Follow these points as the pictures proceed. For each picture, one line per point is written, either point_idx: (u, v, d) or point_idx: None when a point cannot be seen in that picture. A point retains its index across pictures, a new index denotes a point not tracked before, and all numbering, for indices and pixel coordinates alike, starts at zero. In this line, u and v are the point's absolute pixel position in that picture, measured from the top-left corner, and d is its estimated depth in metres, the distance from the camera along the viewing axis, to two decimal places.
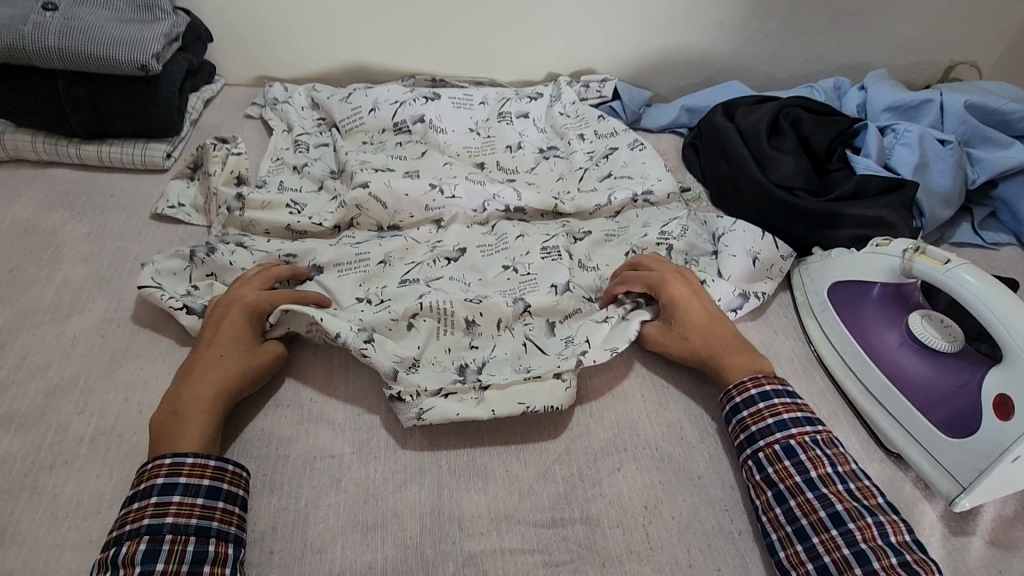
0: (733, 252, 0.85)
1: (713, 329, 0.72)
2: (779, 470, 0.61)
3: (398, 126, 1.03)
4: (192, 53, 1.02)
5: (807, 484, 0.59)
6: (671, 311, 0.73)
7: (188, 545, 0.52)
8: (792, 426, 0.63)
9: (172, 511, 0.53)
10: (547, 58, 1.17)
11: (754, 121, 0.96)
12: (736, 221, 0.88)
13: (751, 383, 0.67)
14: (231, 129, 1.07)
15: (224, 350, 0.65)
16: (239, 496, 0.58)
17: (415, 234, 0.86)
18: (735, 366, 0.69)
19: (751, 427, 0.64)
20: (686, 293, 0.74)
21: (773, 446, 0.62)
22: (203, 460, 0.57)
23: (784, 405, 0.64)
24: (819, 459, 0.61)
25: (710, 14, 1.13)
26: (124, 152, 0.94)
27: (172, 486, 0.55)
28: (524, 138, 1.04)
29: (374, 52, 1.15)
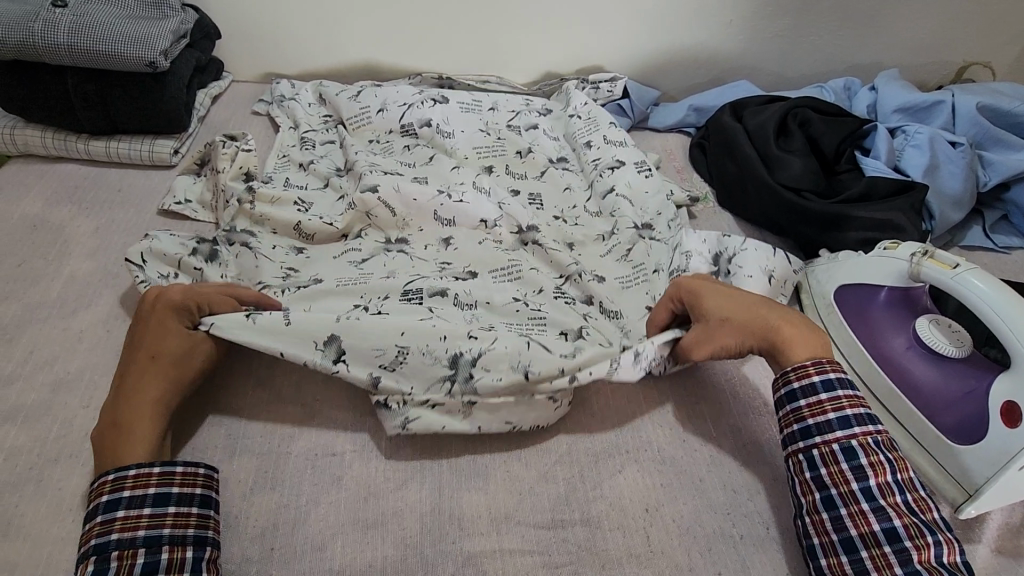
0: (748, 274, 0.81)
1: (757, 309, 0.66)
2: (832, 472, 0.58)
3: (404, 128, 1.03)
4: (200, 50, 1.03)
5: (863, 492, 0.56)
6: (704, 304, 0.68)
7: (137, 558, 0.52)
8: (855, 425, 0.59)
9: (117, 527, 0.53)
10: (555, 56, 1.17)
11: (762, 121, 0.96)
12: (749, 239, 0.84)
13: (813, 367, 0.61)
14: (239, 126, 1.08)
15: (155, 354, 0.63)
16: (196, 496, 0.57)
17: (422, 253, 0.86)
18: (800, 341, 0.64)
19: (808, 419, 0.60)
20: (709, 296, 0.68)
21: (830, 445, 0.59)
22: (147, 470, 0.56)
23: (848, 399, 0.60)
24: (879, 465, 0.57)
25: (719, 14, 1.12)
26: (132, 148, 0.95)
27: (115, 502, 0.54)
28: (534, 145, 1.04)
29: (381, 50, 1.15)
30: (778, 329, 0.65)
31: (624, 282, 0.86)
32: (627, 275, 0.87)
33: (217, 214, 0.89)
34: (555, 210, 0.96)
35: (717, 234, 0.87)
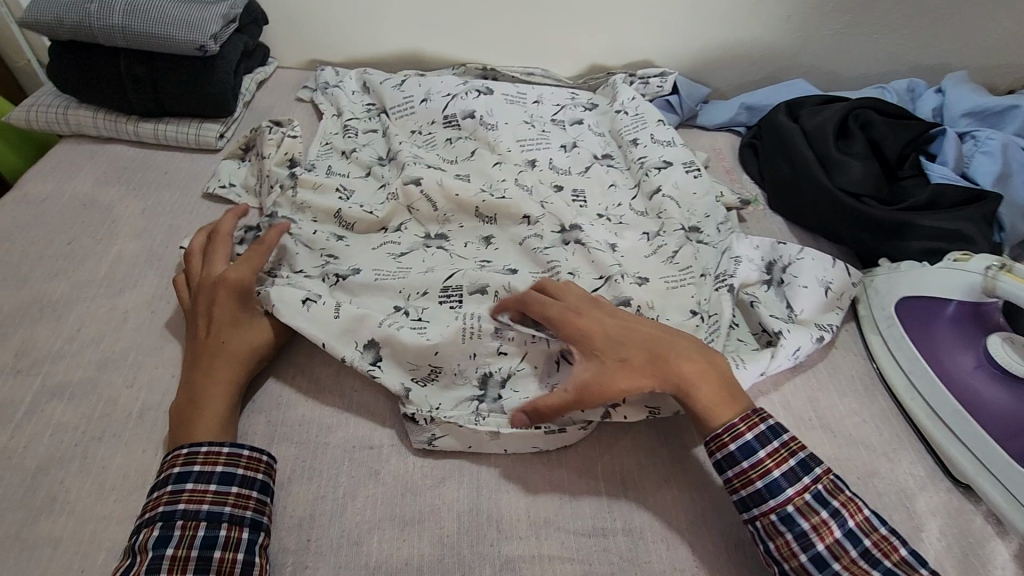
0: (804, 284, 0.78)
1: (661, 351, 0.62)
2: (779, 545, 0.54)
3: (447, 120, 1.01)
4: (247, 35, 1.03)
5: (815, 563, 0.53)
6: (597, 340, 0.62)
7: (198, 530, 0.52)
8: (786, 487, 0.55)
9: (184, 498, 0.54)
10: (602, 49, 1.14)
11: (821, 122, 0.91)
12: (803, 248, 0.81)
13: (728, 436, 0.58)
14: (283, 112, 1.08)
15: (224, 336, 0.66)
16: (257, 481, 0.58)
17: (462, 248, 0.84)
18: (710, 393, 0.60)
19: (741, 492, 0.57)
20: (602, 329, 0.63)
21: (770, 514, 0.55)
22: (217, 448, 0.57)
23: (772, 458, 0.57)
24: (824, 525, 0.54)
25: (778, 9, 1.07)
26: (179, 130, 0.95)
27: (186, 474, 0.55)
28: (579, 142, 1.02)
29: (426, 39, 1.14)
30: (686, 377, 0.61)
31: (672, 282, 0.83)
32: (674, 275, 0.84)
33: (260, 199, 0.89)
34: (599, 208, 0.93)
35: (770, 241, 0.83)
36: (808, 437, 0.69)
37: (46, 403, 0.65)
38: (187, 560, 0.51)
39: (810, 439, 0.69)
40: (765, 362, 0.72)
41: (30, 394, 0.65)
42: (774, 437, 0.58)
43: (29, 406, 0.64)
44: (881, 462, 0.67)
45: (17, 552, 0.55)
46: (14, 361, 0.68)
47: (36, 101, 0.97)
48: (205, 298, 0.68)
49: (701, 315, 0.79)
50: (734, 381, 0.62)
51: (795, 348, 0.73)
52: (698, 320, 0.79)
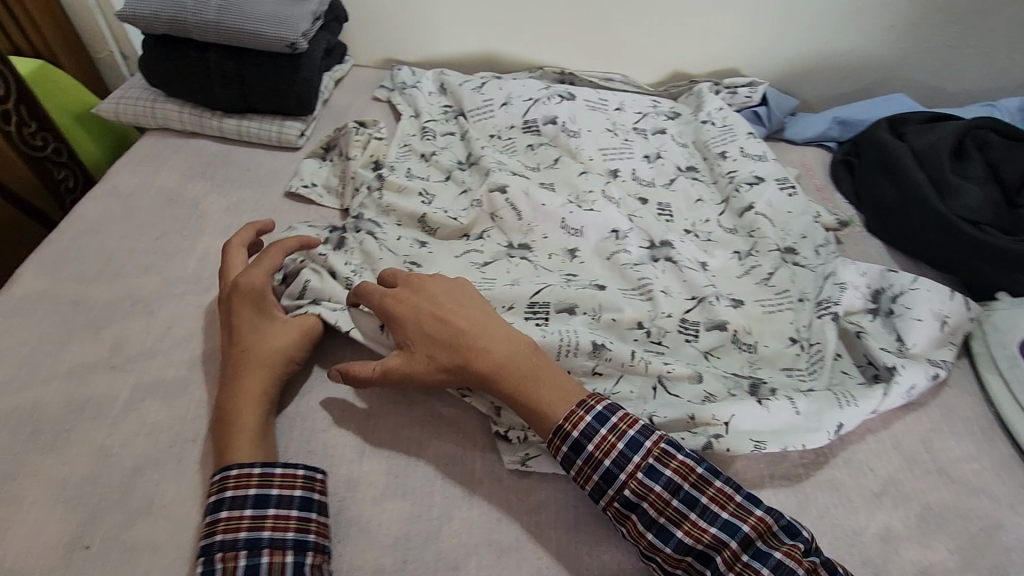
0: (918, 317, 0.73)
1: (475, 342, 0.61)
2: (629, 528, 0.55)
3: (527, 126, 0.99)
4: (330, 32, 1.02)
5: (661, 539, 0.53)
6: (410, 326, 0.63)
7: (240, 560, 0.50)
8: (619, 473, 0.55)
9: (221, 528, 0.51)
10: (687, 55, 1.10)
11: (932, 142, 0.87)
12: (918, 277, 0.76)
13: (559, 440, 0.57)
14: (361, 111, 1.06)
15: (244, 343, 0.64)
16: (295, 498, 0.55)
17: (546, 260, 0.80)
18: (519, 389, 0.59)
19: (585, 488, 0.56)
20: (420, 315, 0.63)
21: (614, 503, 0.55)
22: (247, 469, 0.55)
23: (600, 447, 0.56)
24: (660, 500, 0.54)
25: (879, 18, 1.02)
26: (262, 127, 0.95)
27: (219, 502, 0.53)
28: (662, 151, 0.98)
29: (506, 41, 1.12)
30: (500, 370, 0.60)
31: (769, 307, 0.78)
32: (771, 299, 0.79)
33: (344, 201, 0.88)
34: (686, 222, 0.89)
35: (879, 268, 0.79)
36: (924, 482, 0.65)
37: (140, 402, 0.64)
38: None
39: (926, 484, 0.64)
40: (878, 397, 0.67)
41: (125, 391, 0.65)
42: (597, 424, 0.57)
43: (125, 404, 0.64)
44: (1007, 515, 0.62)
45: (117, 554, 0.54)
46: (107, 356, 0.68)
47: (125, 93, 0.98)
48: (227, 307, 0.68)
49: (802, 344, 0.75)
50: (566, 380, 0.61)
51: (908, 385, 0.68)
52: (798, 349, 0.74)
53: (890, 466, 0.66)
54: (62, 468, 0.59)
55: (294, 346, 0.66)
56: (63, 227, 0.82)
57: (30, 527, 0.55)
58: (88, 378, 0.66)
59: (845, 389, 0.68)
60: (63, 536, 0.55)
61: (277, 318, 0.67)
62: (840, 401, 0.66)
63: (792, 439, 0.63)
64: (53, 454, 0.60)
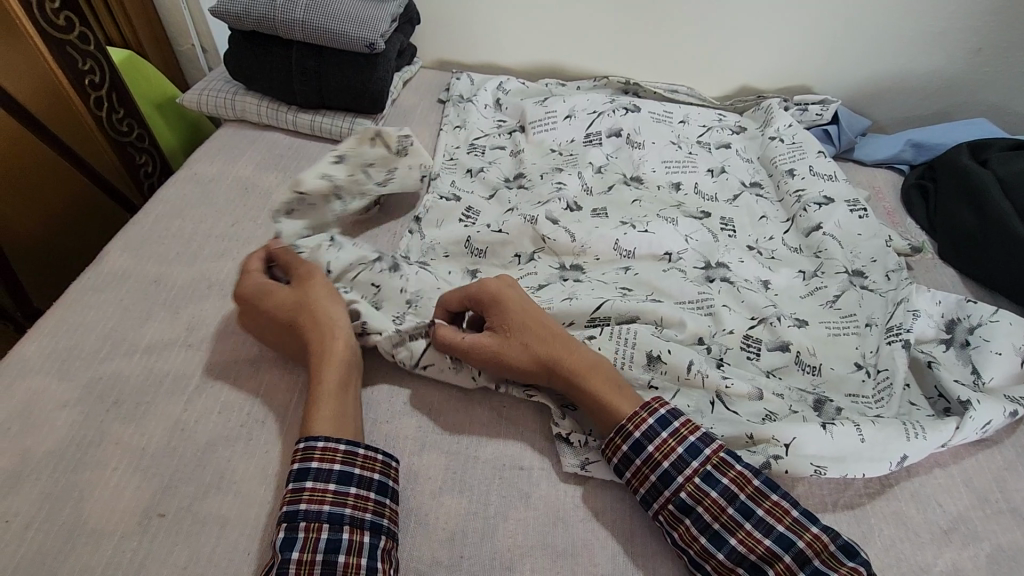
0: (997, 350, 0.70)
1: (557, 341, 0.63)
2: (681, 532, 0.54)
3: (590, 137, 0.98)
4: (403, 34, 1.05)
5: (713, 544, 0.53)
6: (503, 313, 0.64)
7: (321, 533, 0.52)
8: (677, 475, 0.56)
9: (305, 498, 0.53)
10: (756, 70, 1.09)
11: (1019, 170, 0.85)
12: (999, 310, 0.73)
13: (620, 438, 0.58)
14: (426, 112, 1.09)
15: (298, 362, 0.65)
16: (374, 481, 0.57)
17: (599, 277, 0.78)
18: (595, 382, 0.61)
19: (639, 489, 0.57)
20: (512, 303, 0.65)
21: (668, 505, 0.55)
22: (333, 445, 0.57)
23: (660, 449, 0.57)
24: (715, 505, 0.54)
25: (964, 40, 0.98)
26: (334, 124, 0.98)
27: (305, 472, 0.54)
28: (727, 166, 0.97)
29: (573, 50, 1.13)
30: (577, 371, 0.62)
31: (834, 330, 0.75)
32: (836, 322, 0.76)
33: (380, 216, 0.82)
34: (749, 239, 0.87)
35: (957, 298, 0.76)
36: (997, 522, 0.62)
37: (213, 380, 0.67)
38: (313, 563, 0.50)
39: (999, 524, 0.61)
40: (950, 430, 0.64)
41: (200, 368, 0.68)
42: (659, 424, 0.58)
43: (200, 380, 0.67)
44: None
45: (189, 524, 0.57)
46: (185, 335, 0.71)
47: (206, 86, 1.02)
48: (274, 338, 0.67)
49: (867, 371, 0.71)
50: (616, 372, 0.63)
51: (986, 422, 0.64)
52: (863, 375, 0.71)
53: (962, 503, 0.63)
54: (141, 437, 0.62)
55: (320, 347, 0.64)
56: (147, 209, 0.86)
57: (110, 490, 0.59)
58: (167, 354, 0.69)
59: (914, 418, 0.65)
60: (139, 502, 0.58)
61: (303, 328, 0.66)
62: (908, 431, 0.63)
63: (853, 467, 0.61)
64: (133, 423, 0.63)
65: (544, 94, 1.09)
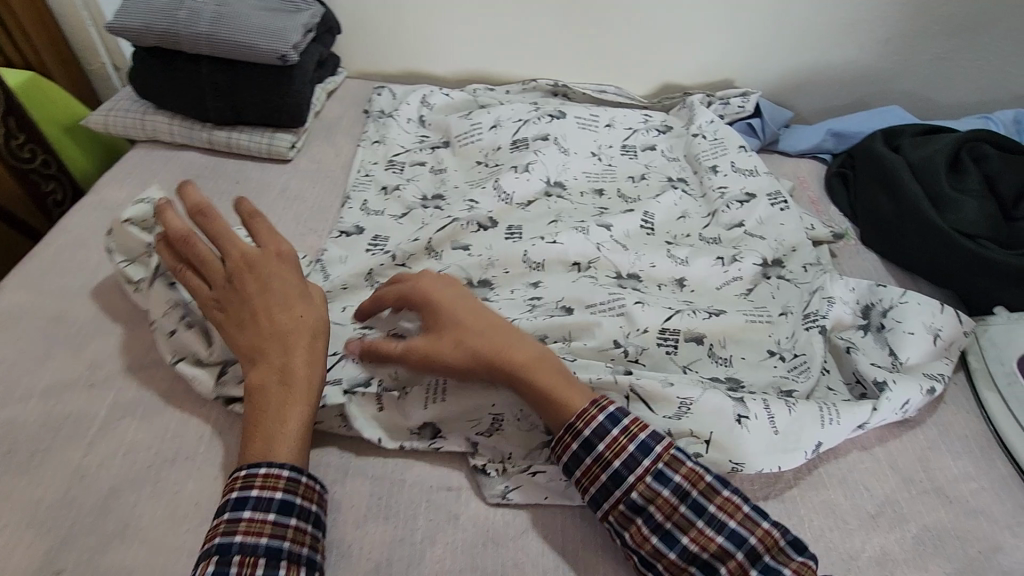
0: (909, 331, 0.72)
1: (502, 340, 0.59)
2: (632, 532, 0.54)
3: (516, 144, 0.97)
4: (322, 44, 1.02)
5: (665, 542, 0.52)
6: (435, 314, 0.61)
7: (256, 569, 0.48)
8: (628, 475, 0.54)
9: (241, 530, 0.49)
10: (681, 68, 1.10)
11: (929, 155, 0.87)
12: (908, 292, 0.75)
13: (570, 436, 0.56)
14: (352, 123, 1.06)
15: (267, 379, 0.57)
16: (312, 513, 0.54)
17: (508, 295, 0.79)
18: (545, 385, 0.57)
19: (588, 490, 0.55)
20: (445, 301, 0.61)
21: (619, 506, 0.54)
22: (277, 472, 0.53)
23: (610, 449, 0.55)
24: (667, 504, 0.53)
25: (875, 30, 1.02)
26: (253, 139, 0.94)
27: (243, 501, 0.50)
28: (650, 169, 0.99)
29: (500, 55, 1.12)
30: (524, 369, 0.58)
31: (751, 317, 0.76)
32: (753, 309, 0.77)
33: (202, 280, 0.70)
34: (666, 234, 0.89)
35: (868, 282, 0.78)
36: (921, 503, 0.63)
37: (118, 420, 0.63)
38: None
39: (923, 505, 0.62)
40: (865, 414, 0.65)
41: (104, 408, 0.64)
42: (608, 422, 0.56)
43: (102, 422, 0.63)
44: (1005, 536, 0.60)
45: None
46: (87, 373, 0.67)
47: (114, 106, 0.97)
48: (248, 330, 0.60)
49: (780, 354, 0.73)
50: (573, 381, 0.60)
51: (903, 403, 0.66)
52: (775, 356, 0.73)
53: (887, 487, 0.64)
54: (35, 489, 0.58)
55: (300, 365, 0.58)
56: (47, 241, 0.81)
57: None
58: (67, 396, 0.65)
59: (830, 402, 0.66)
60: (33, 561, 0.53)
61: (291, 337, 0.59)
62: (823, 417, 0.64)
63: (768, 461, 0.62)
64: (28, 473, 0.59)
65: (471, 105, 1.08)
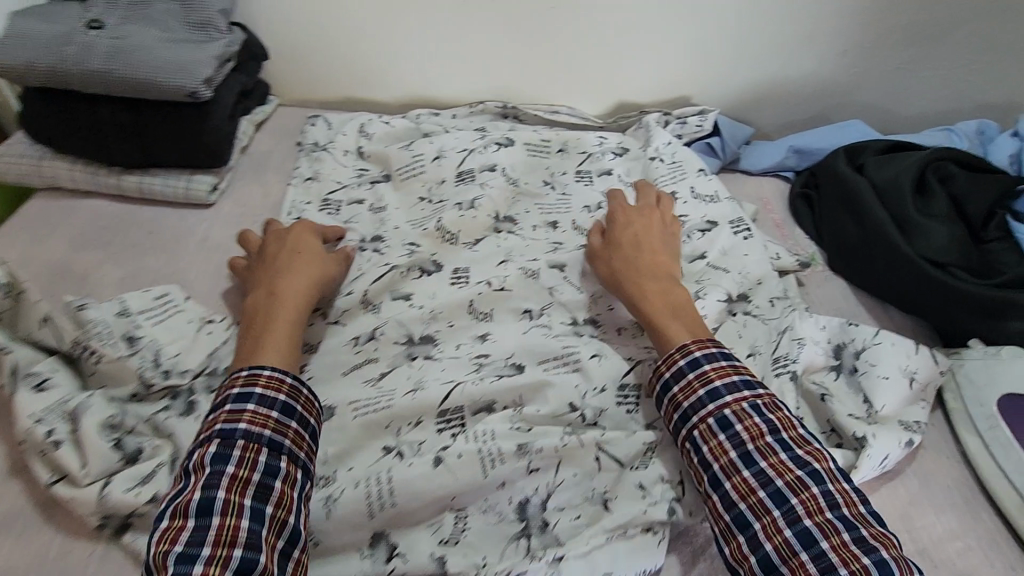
0: (884, 374, 0.69)
1: (654, 274, 0.72)
2: (713, 447, 0.58)
3: (461, 176, 0.90)
4: (246, 73, 0.94)
5: (744, 460, 0.56)
6: (616, 235, 0.78)
7: (259, 455, 0.54)
8: (725, 394, 0.60)
9: (245, 419, 0.55)
10: (636, 86, 1.04)
11: (894, 176, 0.82)
12: (880, 331, 0.71)
13: (679, 354, 0.63)
14: (283, 159, 0.97)
15: (271, 295, 0.68)
16: (309, 428, 0.59)
17: (453, 352, 0.72)
18: (669, 317, 0.67)
19: (683, 403, 0.61)
20: (632, 228, 0.78)
21: (707, 420, 0.59)
22: (279, 376, 0.59)
23: (716, 371, 0.61)
24: (755, 429, 0.57)
25: (833, 42, 0.97)
26: (167, 184, 0.85)
27: (247, 396, 0.56)
28: (606, 198, 0.91)
29: (443, 76, 1.04)
30: (664, 300, 0.69)
31: None
32: None
33: (92, 365, 0.63)
34: None
35: (839, 320, 0.73)
36: None
37: None
38: (246, 482, 0.52)
39: None
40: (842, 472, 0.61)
41: None
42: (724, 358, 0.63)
43: None
44: None
45: None
46: None
47: (5, 150, 0.86)
48: (263, 271, 0.73)
49: None
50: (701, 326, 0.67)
51: (883, 457, 0.63)
52: None
53: None
54: None
55: (301, 284, 0.70)
56: None
57: None
58: None
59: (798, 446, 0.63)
60: None
61: (300, 266, 0.73)
62: None
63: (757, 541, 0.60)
64: None
65: (413, 132, 1.00)
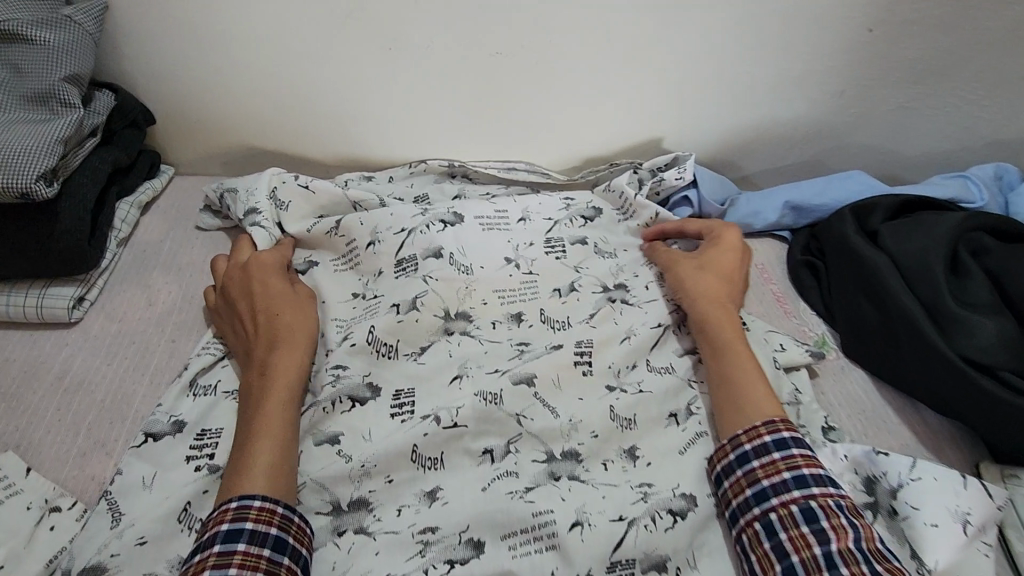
0: (931, 521, 0.55)
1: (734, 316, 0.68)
2: (794, 538, 0.51)
3: (401, 267, 0.72)
4: (121, 144, 0.76)
5: (827, 561, 0.49)
6: (706, 257, 0.74)
7: None
8: (813, 484, 0.53)
9: (236, 562, 0.47)
10: (604, 137, 0.89)
11: (920, 253, 0.68)
12: (917, 464, 0.58)
13: (766, 428, 0.57)
14: (176, 248, 0.77)
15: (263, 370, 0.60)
16: (302, 557, 0.51)
17: (392, 523, 0.56)
18: (751, 373, 0.62)
19: (763, 480, 0.54)
20: (721, 256, 0.74)
21: (790, 506, 0.52)
22: (271, 505, 0.51)
23: (804, 457, 0.55)
24: (843, 530, 0.50)
25: (827, 81, 0.84)
26: (14, 303, 0.67)
27: (237, 534, 0.49)
28: (581, 274, 0.75)
29: (375, 132, 0.86)
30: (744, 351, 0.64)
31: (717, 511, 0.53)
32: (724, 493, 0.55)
33: None
34: (608, 370, 0.66)
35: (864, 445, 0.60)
36: None
37: None
38: None
39: None
40: None
41: None
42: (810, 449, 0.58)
43: None
44: None
45: None
46: None
47: None
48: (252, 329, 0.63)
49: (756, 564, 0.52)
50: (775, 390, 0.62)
51: None
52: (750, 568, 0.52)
53: None
54: None
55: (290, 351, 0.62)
56: None
57: None
58: None
59: None
60: None
61: (284, 321, 0.64)
62: None
63: None
64: None
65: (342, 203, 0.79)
